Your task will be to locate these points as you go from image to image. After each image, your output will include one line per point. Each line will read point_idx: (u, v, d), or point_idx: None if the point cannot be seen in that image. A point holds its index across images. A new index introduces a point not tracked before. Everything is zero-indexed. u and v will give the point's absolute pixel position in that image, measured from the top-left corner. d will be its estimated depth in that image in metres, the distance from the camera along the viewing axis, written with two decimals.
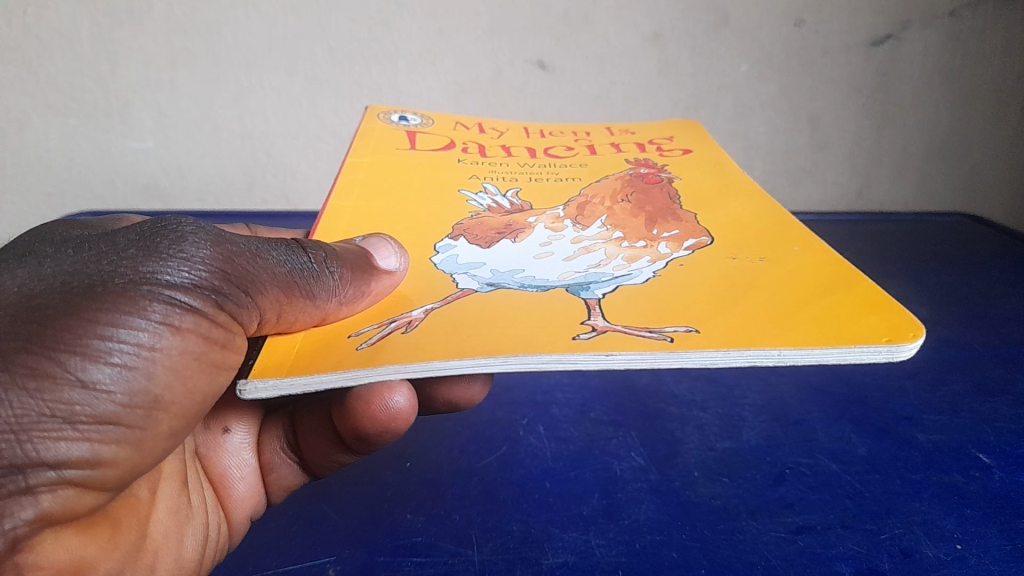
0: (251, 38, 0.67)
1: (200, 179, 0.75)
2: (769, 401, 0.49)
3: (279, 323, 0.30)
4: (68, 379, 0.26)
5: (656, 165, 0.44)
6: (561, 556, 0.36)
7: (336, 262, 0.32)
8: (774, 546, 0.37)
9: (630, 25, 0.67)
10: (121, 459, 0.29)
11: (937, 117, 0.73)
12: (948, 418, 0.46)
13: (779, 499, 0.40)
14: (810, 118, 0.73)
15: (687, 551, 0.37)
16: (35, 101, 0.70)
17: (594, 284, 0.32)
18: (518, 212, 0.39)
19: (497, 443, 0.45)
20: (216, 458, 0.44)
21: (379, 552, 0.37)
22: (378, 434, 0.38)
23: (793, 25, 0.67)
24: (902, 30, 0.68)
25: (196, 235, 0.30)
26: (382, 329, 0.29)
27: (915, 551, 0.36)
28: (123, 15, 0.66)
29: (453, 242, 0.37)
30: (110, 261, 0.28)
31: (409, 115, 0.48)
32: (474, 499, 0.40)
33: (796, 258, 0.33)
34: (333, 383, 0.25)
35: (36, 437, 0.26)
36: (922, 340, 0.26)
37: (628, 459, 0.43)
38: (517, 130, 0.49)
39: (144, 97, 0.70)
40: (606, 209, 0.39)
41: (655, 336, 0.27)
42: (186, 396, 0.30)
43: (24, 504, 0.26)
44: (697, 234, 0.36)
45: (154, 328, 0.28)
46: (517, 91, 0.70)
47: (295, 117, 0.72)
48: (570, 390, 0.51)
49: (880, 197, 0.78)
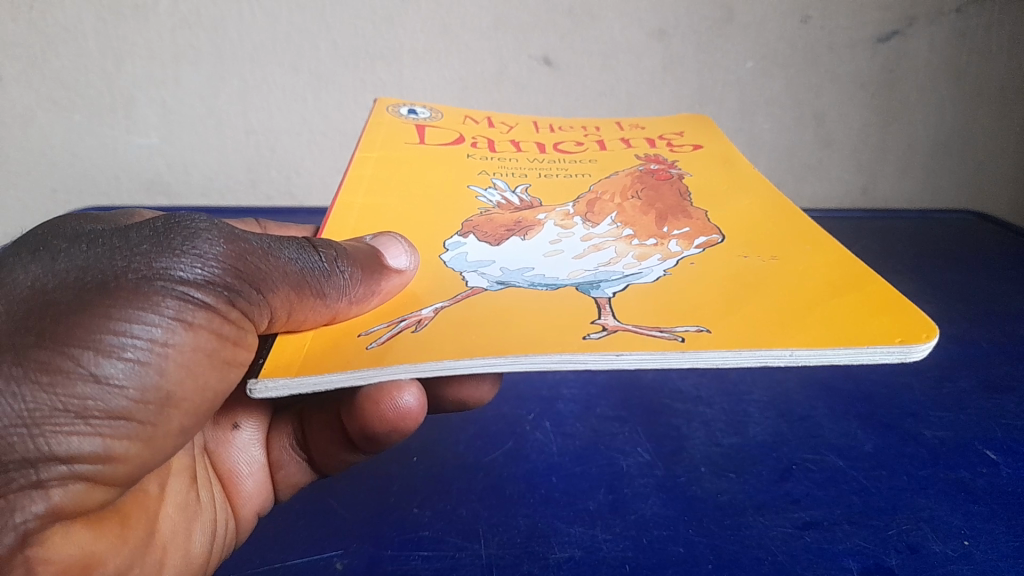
0: (255, 33, 0.67)
1: (204, 175, 0.75)
2: (774, 397, 0.49)
3: (289, 322, 0.30)
4: (80, 373, 0.26)
5: (666, 160, 0.44)
6: (568, 550, 0.37)
7: (347, 261, 0.32)
8: (781, 541, 0.37)
9: (635, 22, 0.67)
10: (132, 455, 0.29)
11: (942, 115, 0.73)
12: (954, 415, 0.46)
13: (785, 495, 0.40)
14: (816, 115, 0.73)
15: (694, 546, 0.37)
16: (39, 96, 0.69)
17: (605, 283, 0.32)
18: (527, 208, 0.39)
19: (503, 438, 0.45)
20: (225, 454, 0.44)
21: (386, 547, 0.37)
22: (386, 433, 0.38)
23: (799, 21, 0.67)
24: (908, 27, 0.68)
25: (209, 232, 0.30)
26: (392, 328, 0.29)
27: (921, 547, 0.36)
28: (127, 11, 0.65)
29: (462, 240, 0.37)
30: (123, 256, 0.28)
31: (417, 109, 0.48)
32: (481, 493, 0.41)
33: (806, 257, 0.33)
34: (344, 382, 0.25)
35: (48, 431, 0.26)
36: (935, 340, 0.26)
37: (634, 454, 0.43)
38: (526, 124, 0.49)
39: (148, 92, 0.70)
40: (615, 206, 0.39)
41: (666, 336, 0.27)
42: (197, 392, 0.30)
43: (35, 498, 0.26)
44: (707, 232, 0.36)
45: (167, 324, 0.28)
46: (522, 88, 0.70)
47: (299, 112, 0.72)
48: (575, 385, 0.51)
49: (886, 196, 0.78)
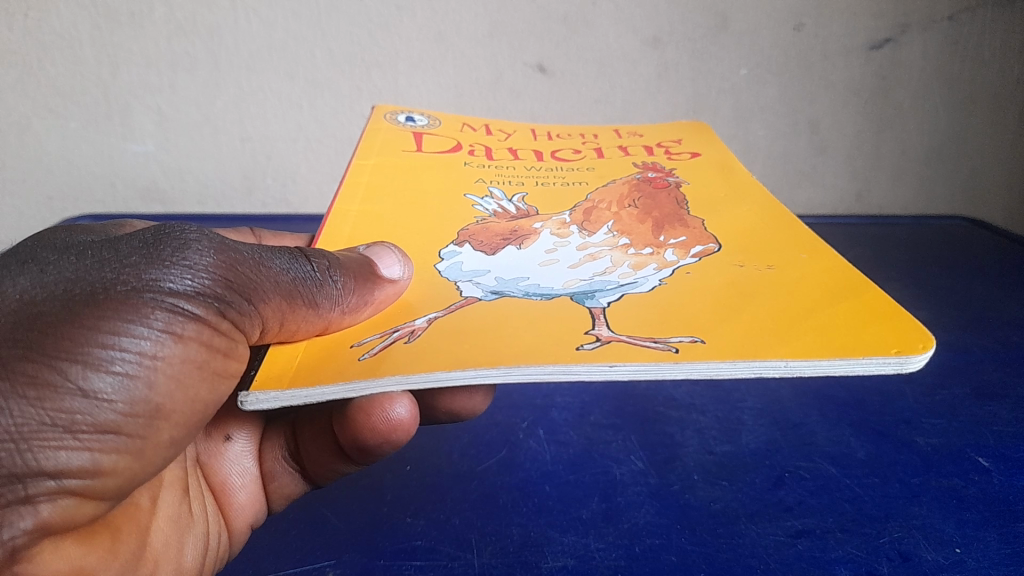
0: (250, 41, 0.67)
1: (200, 181, 0.75)
2: (768, 404, 0.49)
3: (281, 332, 0.30)
4: (68, 387, 0.26)
5: (663, 168, 0.44)
6: (561, 560, 0.36)
7: (340, 271, 0.32)
8: (773, 550, 0.37)
9: (629, 29, 0.67)
10: (121, 468, 0.29)
11: (937, 120, 0.73)
12: (947, 421, 0.46)
13: (778, 503, 0.40)
14: (810, 121, 0.73)
15: (687, 554, 0.37)
16: (34, 103, 0.69)
17: (599, 293, 0.32)
18: (523, 217, 0.39)
19: (497, 447, 0.45)
20: (217, 465, 0.43)
21: (379, 557, 0.37)
22: (378, 444, 0.37)
23: (793, 29, 0.67)
24: (901, 34, 0.68)
25: (200, 242, 0.29)
26: (384, 339, 0.29)
27: (914, 555, 0.36)
28: (123, 19, 0.65)
29: (457, 249, 0.36)
30: (112, 268, 0.28)
31: (415, 116, 0.48)
32: (474, 502, 0.40)
33: (803, 265, 0.33)
34: (335, 395, 0.25)
35: (36, 446, 0.26)
36: (932, 351, 0.25)
37: (628, 463, 0.43)
38: (524, 131, 0.49)
39: (143, 99, 0.70)
40: (612, 215, 0.39)
41: (660, 346, 0.27)
42: (187, 404, 0.30)
43: (23, 513, 0.25)
44: (704, 241, 0.36)
45: (156, 336, 0.28)
46: (517, 95, 0.70)
47: (295, 119, 0.71)
48: (569, 393, 0.50)
49: (880, 201, 0.78)
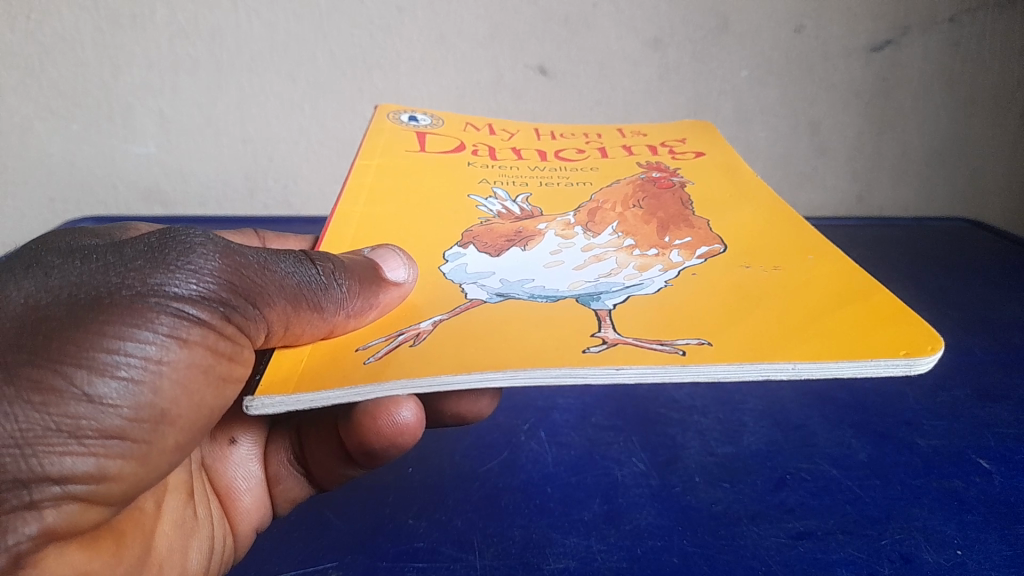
0: (253, 41, 0.67)
1: (201, 183, 0.75)
2: (769, 406, 0.49)
3: (285, 336, 0.30)
4: (74, 393, 0.26)
5: (668, 169, 0.44)
6: (562, 562, 0.36)
7: (344, 274, 0.32)
8: (775, 551, 0.37)
9: (630, 30, 0.67)
10: (127, 474, 0.29)
11: (937, 121, 0.72)
12: (949, 423, 0.46)
13: (779, 504, 0.40)
14: (810, 122, 0.72)
15: (688, 556, 0.37)
16: (37, 106, 0.69)
17: (606, 294, 0.32)
18: (528, 218, 0.39)
19: (498, 448, 0.45)
20: (222, 469, 0.43)
21: (380, 558, 0.36)
22: (384, 449, 0.37)
23: (793, 30, 0.67)
24: (902, 35, 0.67)
25: (205, 246, 0.29)
26: (389, 343, 0.29)
27: (915, 557, 0.36)
28: (126, 22, 0.65)
29: (462, 250, 0.36)
30: (117, 272, 0.28)
31: (419, 116, 0.48)
32: (475, 503, 0.40)
33: (811, 267, 0.33)
34: (340, 399, 0.25)
35: (42, 452, 0.26)
36: (940, 353, 0.25)
37: (629, 464, 0.43)
38: (528, 131, 0.48)
39: (146, 101, 0.69)
40: (617, 215, 0.39)
41: (667, 350, 0.27)
42: (192, 409, 0.30)
43: (28, 519, 0.25)
44: (710, 242, 0.36)
45: (162, 342, 0.28)
46: (518, 96, 0.70)
47: (297, 121, 0.71)
48: (570, 395, 0.50)
49: (881, 202, 0.78)
